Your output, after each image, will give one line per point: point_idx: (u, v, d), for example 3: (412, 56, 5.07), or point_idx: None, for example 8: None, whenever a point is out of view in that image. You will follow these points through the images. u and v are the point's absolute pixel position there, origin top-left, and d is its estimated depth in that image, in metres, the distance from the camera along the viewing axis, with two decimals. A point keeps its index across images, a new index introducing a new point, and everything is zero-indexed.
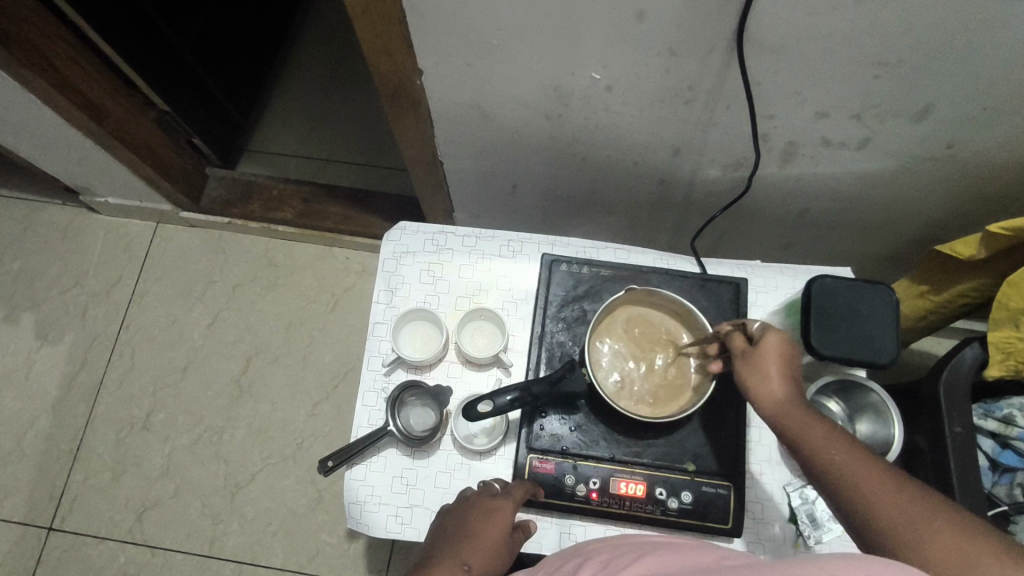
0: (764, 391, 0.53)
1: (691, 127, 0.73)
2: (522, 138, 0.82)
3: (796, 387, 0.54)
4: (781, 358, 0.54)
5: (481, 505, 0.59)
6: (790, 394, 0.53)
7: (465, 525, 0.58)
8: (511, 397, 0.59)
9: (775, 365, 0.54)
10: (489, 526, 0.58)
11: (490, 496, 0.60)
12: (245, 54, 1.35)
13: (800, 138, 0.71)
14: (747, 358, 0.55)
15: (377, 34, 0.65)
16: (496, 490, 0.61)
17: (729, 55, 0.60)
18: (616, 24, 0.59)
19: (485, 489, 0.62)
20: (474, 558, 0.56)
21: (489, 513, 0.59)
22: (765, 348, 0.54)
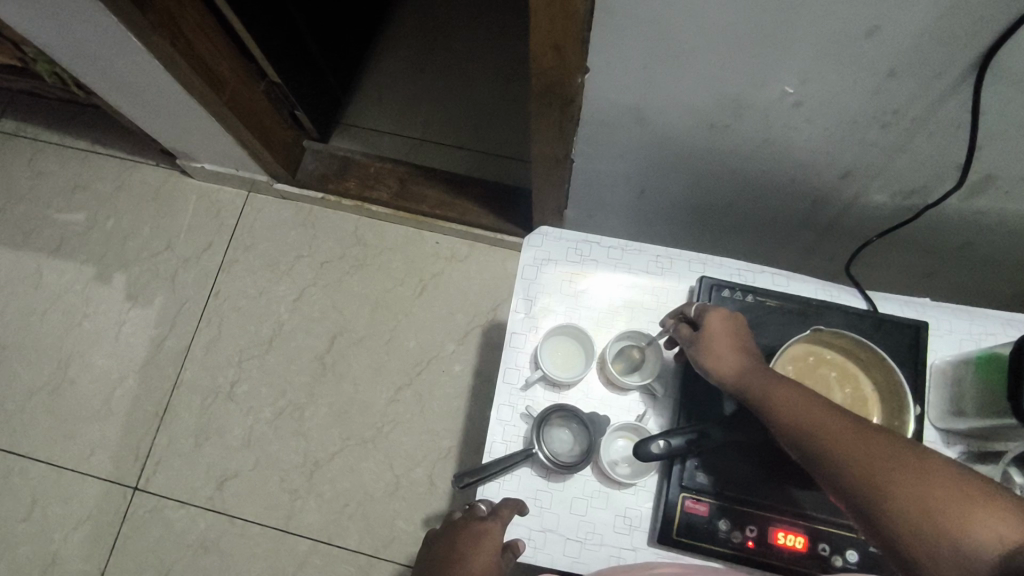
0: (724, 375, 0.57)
1: (875, 150, 0.67)
2: (673, 146, 0.77)
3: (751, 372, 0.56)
4: (738, 344, 0.58)
5: (468, 530, 0.59)
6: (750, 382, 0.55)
7: (455, 551, 0.58)
8: None
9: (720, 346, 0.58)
10: (476, 552, 0.57)
11: (477, 520, 0.59)
12: (349, 24, 1.31)
13: (1001, 172, 0.64)
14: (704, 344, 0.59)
15: (553, 28, 0.60)
16: (485, 513, 0.60)
17: (959, 79, 0.54)
18: (837, 36, 0.53)
19: (473, 512, 0.61)
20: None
21: (477, 539, 0.58)
22: (719, 336, 0.59)
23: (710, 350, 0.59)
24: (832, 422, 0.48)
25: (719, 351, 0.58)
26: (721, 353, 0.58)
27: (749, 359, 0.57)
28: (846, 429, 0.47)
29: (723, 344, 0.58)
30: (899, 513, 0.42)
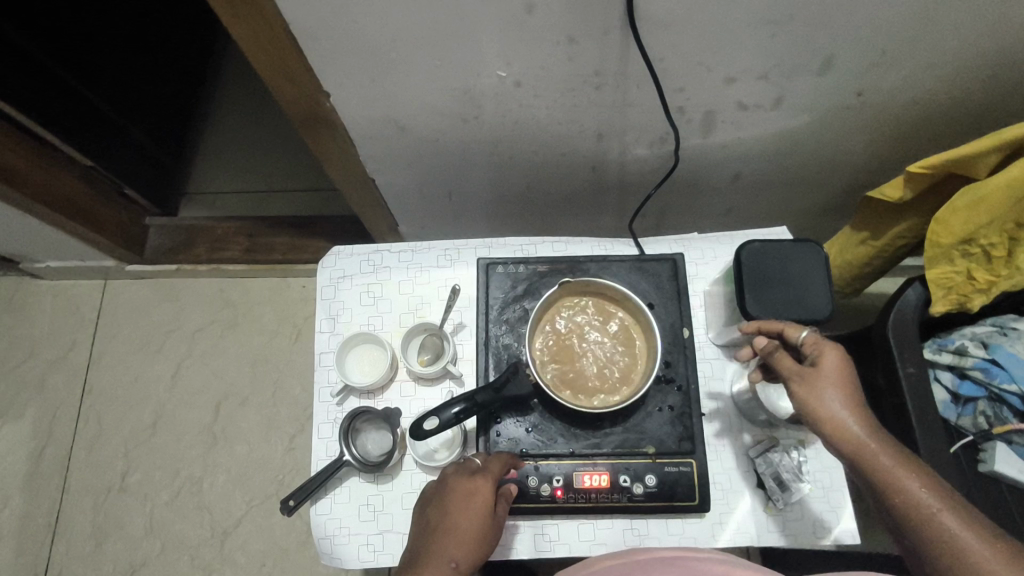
0: (833, 395, 0.54)
1: (607, 111, 0.73)
2: (445, 145, 0.81)
3: (859, 406, 0.54)
4: (841, 373, 0.54)
5: (459, 490, 0.59)
6: (855, 413, 0.54)
7: (447, 516, 0.57)
8: (458, 409, 0.58)
9: (832, 380, 0.54)
10: (467, 513, 0.58)
11: (466, 476, 0.59)
12: (166, 94, 1.31)
13: (713, 106, 0.71)
14: (813, 375, 0.55)
15: (273, 59, 0.64)
16: (474, 467, 0.61)
17: (625, 36, 0.60)
18: (506, 20, 0.58)
19: (462, 467, 0.61)
20: (461, 553, 0.56)
21: (468, 500, 0.58)
22: (824, 368, 0.55)
23: (810, 387, 0.54)
24: (908, 473, 0.51)
25: (817, 386, 0.54)
26: (821, 388, 0.54)
27: (851, 388, 0.54)
28: (923, 486, 0.51)
29: (824, 379, 0.54)
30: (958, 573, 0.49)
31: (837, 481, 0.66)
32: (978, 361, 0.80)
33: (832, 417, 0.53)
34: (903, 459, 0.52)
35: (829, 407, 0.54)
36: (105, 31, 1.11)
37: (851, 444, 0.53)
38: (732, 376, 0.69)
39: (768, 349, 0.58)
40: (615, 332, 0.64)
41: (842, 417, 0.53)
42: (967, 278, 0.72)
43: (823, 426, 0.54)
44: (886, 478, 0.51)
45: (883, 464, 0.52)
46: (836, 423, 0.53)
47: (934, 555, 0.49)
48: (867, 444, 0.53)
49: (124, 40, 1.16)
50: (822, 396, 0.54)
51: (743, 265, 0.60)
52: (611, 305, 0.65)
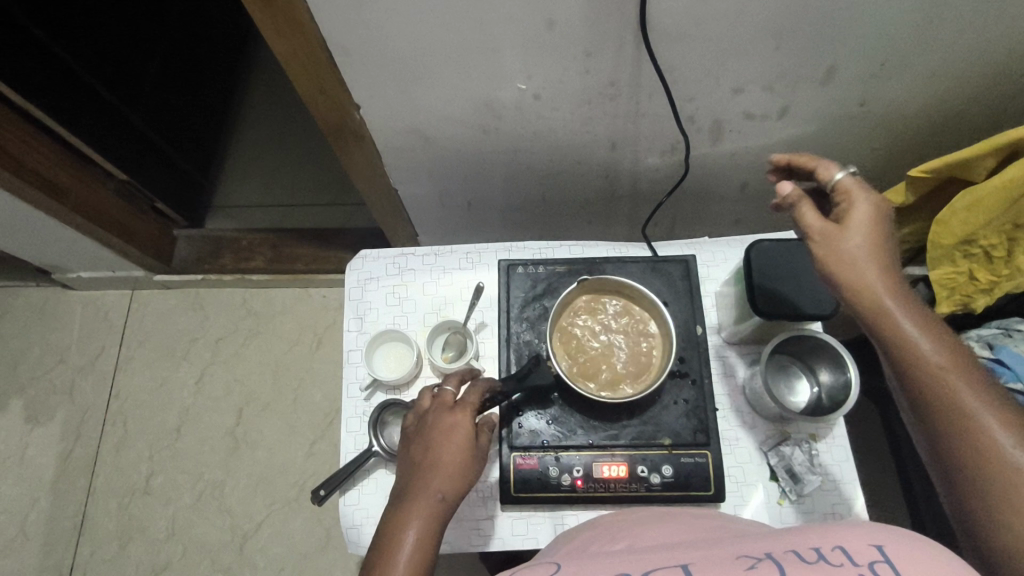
0: (862, 250, 0.49)
1: (621, 121, 0.77)
2: (466, 155, 0.86)
3: (887, 260, 0.49)
4: (871, 228, 0.49)
5: (439, 425, 0.62)
6: (883, 270, 0.49)
7: (429, 451, 0.61)
8: (484, 397, 0.64)
9: (861, 232, 0.49)
10: (448, 445, 0.61)
11: (447, 412, 0.63)
12: (194, 111, 1.37)
13: (722, 116, 0.75)
14: (836, 228, 0.50)
15: (310, 73, 0.68)
16: (451, 404, 0.64)
17: (638, 50, 0.64)
18: (528, 35, 0.63)
19: (439, 403, 0.64)
20: (447, 485, 0.59)
21: (449, 433, 0.61)
22: (853, 219, 0.50)
23: (840, 244, 0.49)
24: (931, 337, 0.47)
25: (847, 241, 0.49)
26: (849, 239, 0.49)
27: (883, 245, 0.49)
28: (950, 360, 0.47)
29: (857, 232, 0.49)
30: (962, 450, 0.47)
31: (848, 474, 0.68)
32: (985, 361, 0.82)
33: (856, 272, 0.48)
34: (934, 329, 0.48)
35: (857, 265, 0.48)
36: (147, 55, 1.17)
37: (880, 312, 0.48)
38: (743, 373, 0.72)
39: (795, 208, 0.52)
40: (630, 326, 0.67)
41: (868, 274, 0.48)
42: (969, 278, 0.75)
43: (844, 280, 0.49)
44: (907, 344, 0.47)
45: (912, 332, 0.47)
46: (862, 281, 0.48)
47: (948, 435, 0.47)
48: (896, 309, 0.48)
49: (162, 63, 1.22)
50: (851, 253, 0.49)
51: (751, 261, 0.64)
52: (626, 302, 0.68)
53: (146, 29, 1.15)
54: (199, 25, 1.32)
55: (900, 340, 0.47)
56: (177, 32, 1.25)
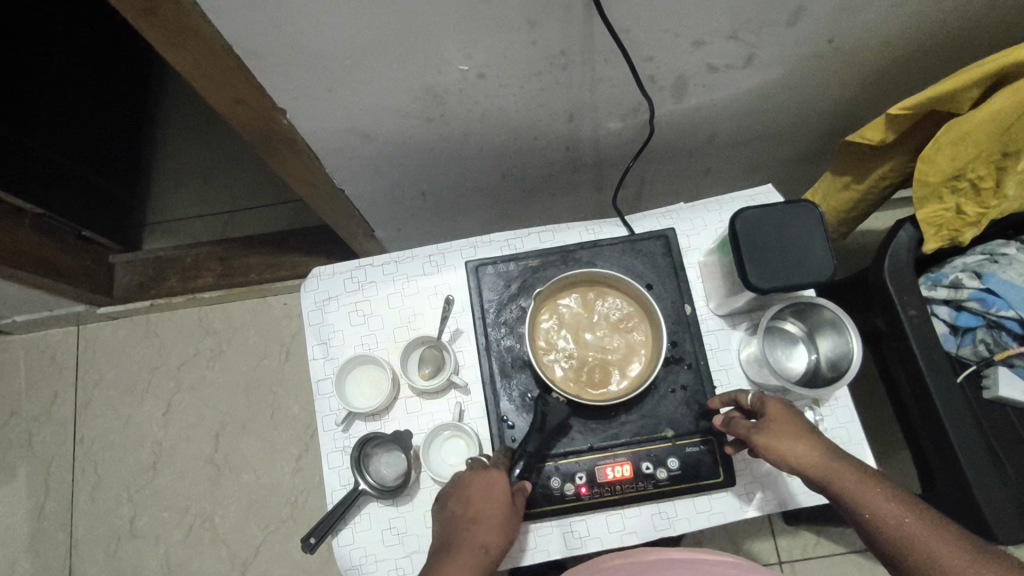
0: (797, 442, 0.55)
1: (576, 90, 0.70)
2: (412, 146, 0.78)
3: (817, 441, 0.55)
4: (792, 422, 0.56)
5: (477, 482, 0.59)
6: (818, 450, 0.55)
7: (470, 508, 0.58)
8: (519, 470, 0.61)
9: (790, 431, 0.56)
10: (490, 503, 0.58)
11: (482, 471, 0.60)
12: (110, 128, 1.25)
13: (684, 71, 0.69)
14: (771, 431, 0.56)
15: (220, 83, 0.60)
16: (486, 463, 0.61)
17: (588, 11, 0.57)
18: (461, 11, 0.55)
19: (474, 464, 0.61)
20: (492, 539, 0.58)
21: (488, 491, 0.59)
22: (772, 415, 0.57)
23: (776, 441, 0.55)
24: (886, 498, 0.52)
25: (780, 435, 0.56)
26: (779, 435, 0.56)
27: (804, 426, 0.56)
28: (901, 511, 0.52)
29: (785, 430, 0.56)
30: None
31: (856, 434, 0.65)
32: (974, 292, 0.79)
33: (801, 463, 0.54)
34: (871, 479, 0.53)
35: (794, 451, 0.55)
36: (34, 70, 1.05)
37: (827, 482, 0.54)
38: (738, 344, 0.68)
39: (733, 418, 0.59)
40: (611, 320, 0.63)
41: (805, 451, 0.55)
42: (956, 213, 0.72)
43: (799, 469, 0.55)
44: (873, 511, 0.52)
45: (853, 490, 0.53)
46: (810, 467, 0.54)
47: None
48: (831, 468, 0.54)
49: (57, 75, 1.10)
50: (788, 445, 0.55)
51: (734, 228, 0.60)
52: (608, 294, 0.64)
53: (27, 41, 1.03)
54: (99, 28, 1.20)
55: (872, 516, 0.52)
56: (67, 39, 1.12)
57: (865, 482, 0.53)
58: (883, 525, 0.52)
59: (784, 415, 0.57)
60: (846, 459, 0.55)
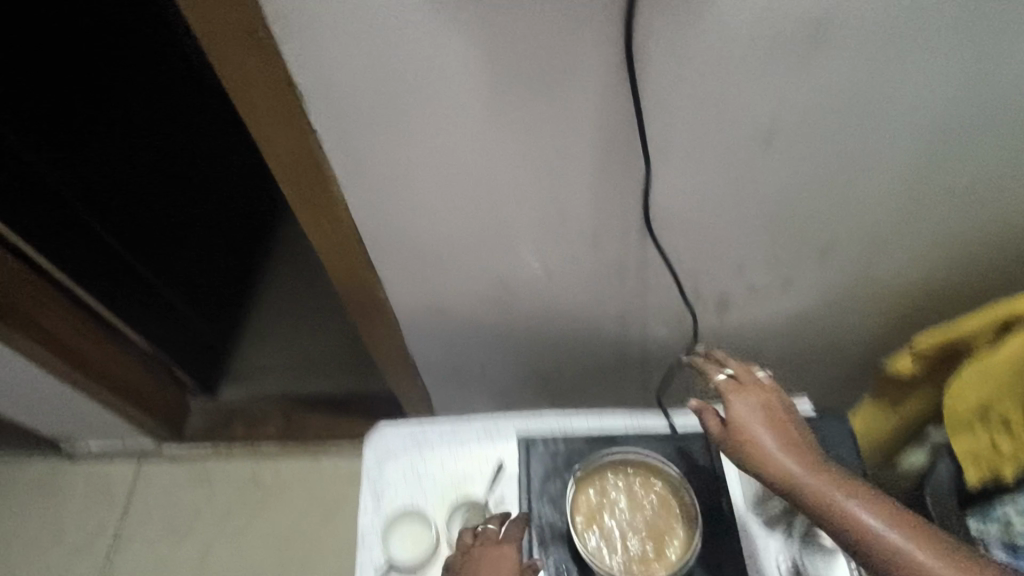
0: (783, 471, 0.52)
1: (629, 296, 0.82)
2: (483, 329, 0.90)
3: (801, 451, 0.53)
4: (766, 423, 0.55)
5: (485, 556, 0.62)
6: (804, 463, 0.52)
7: (476, 572, 0.61)
8: None
9: (765, 435, 0.54)
10: (495, 573, 0.61)
11: (493, 545, 0.63)
12: (229, 285, 1.47)
13: (724, 290, 0.80)
14: (736, 425, 0.55)
15: (341, 260, 0.75)
16: (497, 536, 0.64)
17: (643, 234, 0.71)
18: (541, 226, 0.70)
19: (483, 536, 0.64)
20: None
21: (494, 565, 0.61)
22: (744, 417, 0.56)
23: (737, 417, 0.56)
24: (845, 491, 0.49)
25: (758, 451, 0.54)
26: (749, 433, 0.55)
27: (777, 421, 0.55)
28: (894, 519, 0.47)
29: (760, 437, 0.54)
30: None
31: None
32: None
33: (765, 454, 0.53)
34: (860, 486, 0.50)
35: (762, 448, 0.54)
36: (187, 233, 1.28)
37: (843, 521, 0.48)
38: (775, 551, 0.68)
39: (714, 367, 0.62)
40: (650, 502, 0.66)
41: (790, 469, 0.52)
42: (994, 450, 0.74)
43: (774, 474, 0.52)
44: (862, 517, 0.48)
45: (829, 486, 0.50)
46: (790, 474, 0.52)
47: None
48: (849, 507, 0.48)
49: (205, 239, 1.35)
50: (757, 444, 0.54)
51: (711, 371, 0.62)
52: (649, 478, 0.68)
53: (191, 214, 1.27)
54: (248, 209, 1.49)
55: (843, 511, 0.48)
56: (213, 207, 1.35)
57: (849, 484, 0.50)
58: (877, 533, 0.47)
59: (756, 413, 0.56)
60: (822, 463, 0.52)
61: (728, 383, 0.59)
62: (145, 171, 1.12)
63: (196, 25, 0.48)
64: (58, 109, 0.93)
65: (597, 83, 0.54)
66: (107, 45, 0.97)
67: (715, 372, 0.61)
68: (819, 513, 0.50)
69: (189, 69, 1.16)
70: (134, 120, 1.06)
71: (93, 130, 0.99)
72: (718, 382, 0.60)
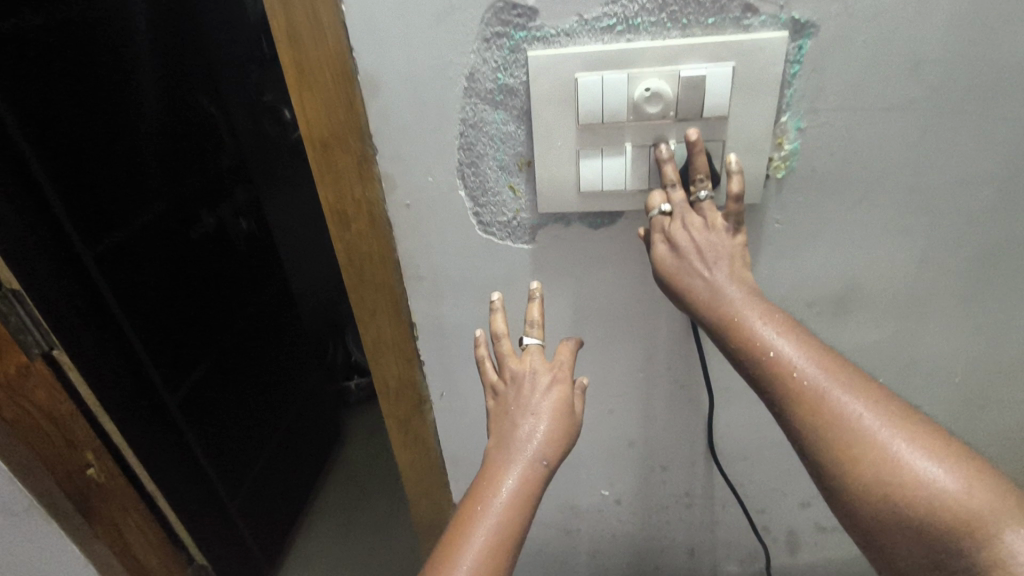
0: (751, 339, 0.43)
1: (697, 528, 0.82)
2: (547, 557, 0.89)
3: (762, 301, 0.45)
4: (738, 277, 0.46)
5: (525, 373, 0.50)
6: (776, 328, 0.43)
7: (513, 421, 0.48)
8: None
9: (733, 293, 0.45)
10: (540, 407, 0.48)
11: (542, 367, 0.50)
12: (281, 498, 1.53)
13: (795, 526, 0.80)
14: (698, 277, 0.47)
15: (420, 477, 0.81)
16: (544, 365, 0.50)
17: (708, 463, 0.75)
18: (613, 451, 0.75)
19: (530, 366, 0.50)
20: (535, 475, 0.46)
21: (535, 387, 0.49)
22: (712, 231, 0.47)
23: (690, 269, 0.47)
24: (837, 378, 0.41)
25: (719, 294, 0.46)
26: (703, 269, 0.47)
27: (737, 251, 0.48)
28: (866, 397, 0.41)
29: (731, 302, 0.45)
30: (959, 529, 0.36)
31: None
32: None
33: (734, 316, 0.44)
34: (843, 365, 0.42)
35: (731, 304, 0.45)
36: (252, 438, 1.40)
37: (876, 474, 0.38)
38: None
39: (697, 180, 0.49)
40: None
41: (765, 343, 0.43)
42: None
43: (737, 340, 0.44)
44: (841, 405, 0.40)
45: (816, 374, 0.41)
46: (768, 351, 0.43)
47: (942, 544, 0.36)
48: (887, 437, 0.39)
49: (267, 447, 1.46)
50: (716, 305, 0.45)
51: (665, 170, 0.49)
52: None
53: (253, 415, 1.40)
54: (307, 418, 1.64)
55: (814, 385, 0.41)
56: (275, 414, 1.49)
57: (822, 356, 0.42)
58: (850, 416, 0.40)
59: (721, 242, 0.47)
60: (784, 316, 0.45)
61: (675, 224, 0.48)
62: (222, 372, 1.29)
63: (336, 237, 0.58)
64: (164, 315, 1.11)
65: (667, 331, 0.64)
66: (204, 261, 1.22)
67: (681, 228, 0.48)
68: (774, 376, 0.42)
69: (252, 272, 1.39)
70: (214, 316, 1.26)
71: (181, 324, 1.16)
72: (653, 220, 0.50)
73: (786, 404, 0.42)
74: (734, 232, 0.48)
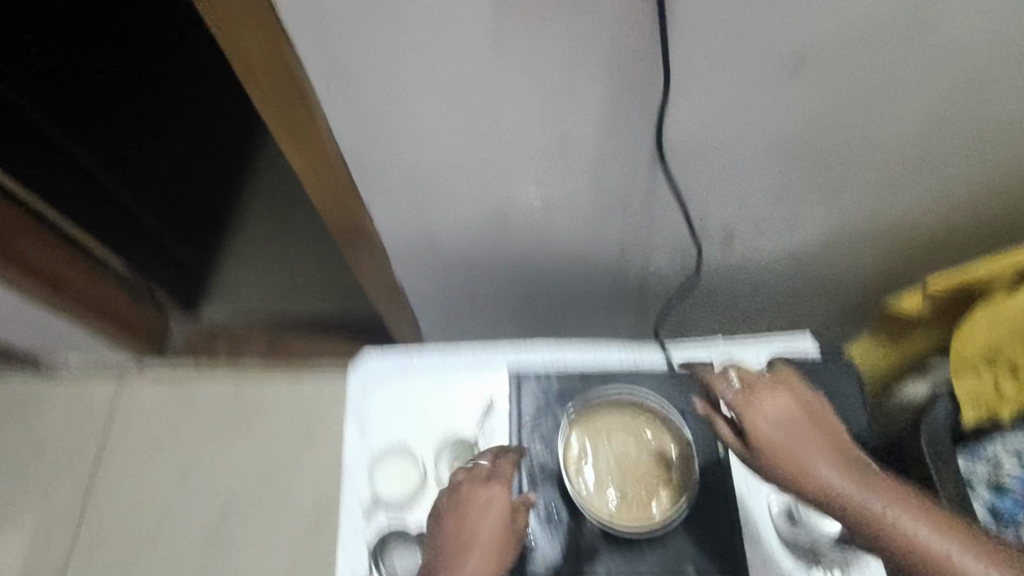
0: (795, 476, 0.51)
1: (633, 226, 0.77)
2: (475, 257, 0.85)
3: (795, 428, 0.53)
4: (783, 412, 0.54)
5: (471, 495, 0.59)
6: (819, 462, 0.51)
7: (460, 530, 0.57)
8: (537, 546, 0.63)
9: (775, 429, 0.53)
10: (479, 514, 0.58)
11: (480, 485, 0.59)
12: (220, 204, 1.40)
13: (734, 222, 0.76)
14: (756, 424, 0.54)
15: (321, 181, 0.68)
16: (486, 473, 0.61)
17: (652, 160, 0.65)
18: (543, 146, 0.64)
19: (471, 478, 0.60)
20: (481, 566, 0.55)
21: (483, 506, 0.58)
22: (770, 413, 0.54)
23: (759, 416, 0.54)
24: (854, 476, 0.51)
25: (761, 420, 0.54)
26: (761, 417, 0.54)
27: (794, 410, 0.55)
28: (883, 484, 0.51)
29: (785, 441, 0.53)
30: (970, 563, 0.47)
31: None
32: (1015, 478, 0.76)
33: (776, 460, 0.52)
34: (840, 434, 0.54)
35: (774, 442, 0.53)
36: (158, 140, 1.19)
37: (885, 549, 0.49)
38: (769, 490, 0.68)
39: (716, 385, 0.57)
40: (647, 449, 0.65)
41: (810, 466, 0.51)
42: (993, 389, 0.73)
43: (779, 467, 0.52)
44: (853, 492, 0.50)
45: (850, 490, 0.50)
46: (816, 484, 0.51)
47: None
48: (891, 517, 0.49)
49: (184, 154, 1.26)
50: (764, 423, 0.54)
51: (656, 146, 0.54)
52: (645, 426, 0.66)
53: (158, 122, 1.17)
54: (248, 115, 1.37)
55: (842, 489, 0.50)
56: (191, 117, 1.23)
57: (846, 466, 0.52)
58: (868, 513, 0.49)
59: (777, 410, 0.54)
60: (804, 420, 0.54)
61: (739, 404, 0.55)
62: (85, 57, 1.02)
63: None
64: None
65: None
66: None
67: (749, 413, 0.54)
68: (801, 480, 0.51)
69: None
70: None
71: None
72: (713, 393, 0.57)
73: (815, 498, 0.51)
74: (781, 395, 0.56)
